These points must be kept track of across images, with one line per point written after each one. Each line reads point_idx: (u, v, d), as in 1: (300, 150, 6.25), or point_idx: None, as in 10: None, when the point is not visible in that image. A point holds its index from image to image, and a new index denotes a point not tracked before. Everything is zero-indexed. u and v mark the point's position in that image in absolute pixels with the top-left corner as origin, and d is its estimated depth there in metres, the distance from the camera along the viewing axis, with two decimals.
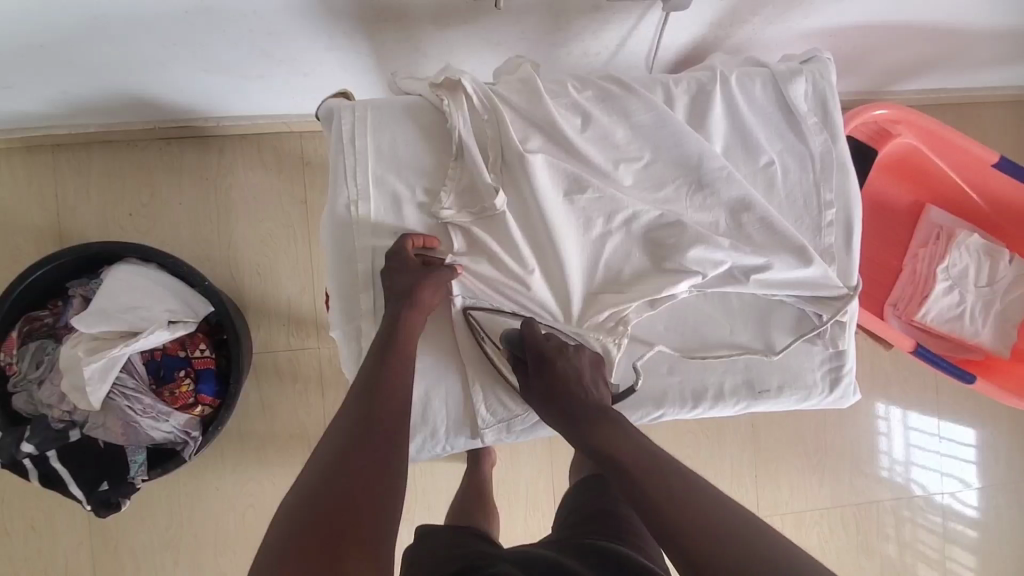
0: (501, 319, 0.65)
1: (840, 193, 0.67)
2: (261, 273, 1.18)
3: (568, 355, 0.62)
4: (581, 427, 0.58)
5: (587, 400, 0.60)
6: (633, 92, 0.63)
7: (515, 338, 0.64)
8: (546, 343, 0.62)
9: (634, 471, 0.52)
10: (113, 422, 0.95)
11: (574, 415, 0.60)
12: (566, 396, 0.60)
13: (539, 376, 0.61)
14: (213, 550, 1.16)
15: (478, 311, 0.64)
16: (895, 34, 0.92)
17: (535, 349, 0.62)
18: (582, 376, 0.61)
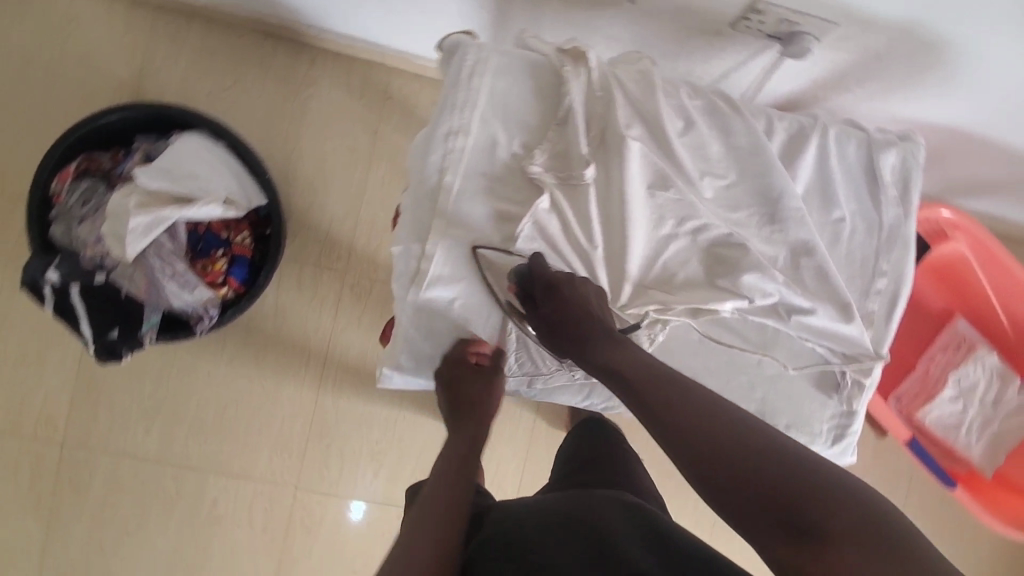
0: (508, 259, 0.66)
1: (896, 266, 0.70)
2: (313, 186, 1.20)
3: (575, 284, 0.62)
4: (589, 350, 0.60)
5: (595, 324, 0.61)
6: (739, 114, 0.67)
7: (524, 273, 0.64)
8: (555, 275, 0.63)
9: (648, 387, 0.54)
10: (140, 277, 0.96)
11: (579, 338, 0.61)
12: (575, 324, 0.61)
13: (549, 307, 0.62)
14: (187, 428, 1.19)
15: (488, 251, 0.66)
16: (978, 148, 0.96)
17: (542, 279, 0.62)
18: (592, 304, 0.62)
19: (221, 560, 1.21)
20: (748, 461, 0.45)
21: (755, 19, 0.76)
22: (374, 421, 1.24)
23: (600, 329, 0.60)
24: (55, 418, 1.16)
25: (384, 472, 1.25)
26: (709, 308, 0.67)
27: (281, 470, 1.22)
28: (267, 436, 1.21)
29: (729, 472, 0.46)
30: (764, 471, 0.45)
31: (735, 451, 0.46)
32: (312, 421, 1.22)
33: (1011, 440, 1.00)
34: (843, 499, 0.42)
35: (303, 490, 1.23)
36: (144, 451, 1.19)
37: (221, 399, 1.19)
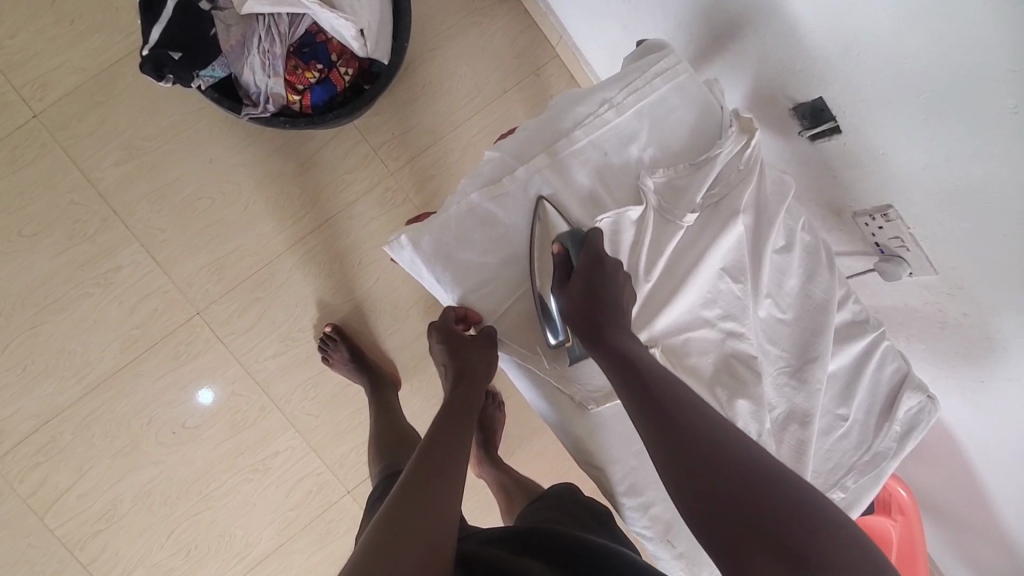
0: (561, 223, 0.64)
1: (857, 490, 0.71)
2: (425, 88, 1.21)
3: (619, 271, 0.60)
4: (606, 336, 0.58)
5: (619, 314, 0.59)
6: (831, 270, 0.68)
7: (578, 239, 0.62)
8: (604, 254, 0.60)
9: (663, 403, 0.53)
10: (236, 33, 0.93)
11: (601, 326, 0.59)
12: (603, 307, 0.59)
13: (585, 278, 0.59)
14: (151, 188, 1.12)
15: (552, 203, 0.64)
16: (955, 468, 0.99)
17: (591, 251, 0.60)
18: (626, 296, 0.60)
19: (76, 321, 1.10)
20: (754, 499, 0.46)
21: (877, 221, 0.80)
22: (310, 311, 1.18)
23: (621, 321, 0.59)
24: (50, 88, 1.08)
25: (281, 358, 1.17)
26: None
27: (198, 288, 1.14)
28: (213, 249, 1.14)
29: (716, 482, 0.48)
30: (748, 483, 0.47)
31: (724, 459, 0.49)
32: (259, 268, 1.16)
33: None
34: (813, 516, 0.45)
35: (202, 319, 1.14)
36: (97, 177, 1.10)
37: (205, 185, 1.14)
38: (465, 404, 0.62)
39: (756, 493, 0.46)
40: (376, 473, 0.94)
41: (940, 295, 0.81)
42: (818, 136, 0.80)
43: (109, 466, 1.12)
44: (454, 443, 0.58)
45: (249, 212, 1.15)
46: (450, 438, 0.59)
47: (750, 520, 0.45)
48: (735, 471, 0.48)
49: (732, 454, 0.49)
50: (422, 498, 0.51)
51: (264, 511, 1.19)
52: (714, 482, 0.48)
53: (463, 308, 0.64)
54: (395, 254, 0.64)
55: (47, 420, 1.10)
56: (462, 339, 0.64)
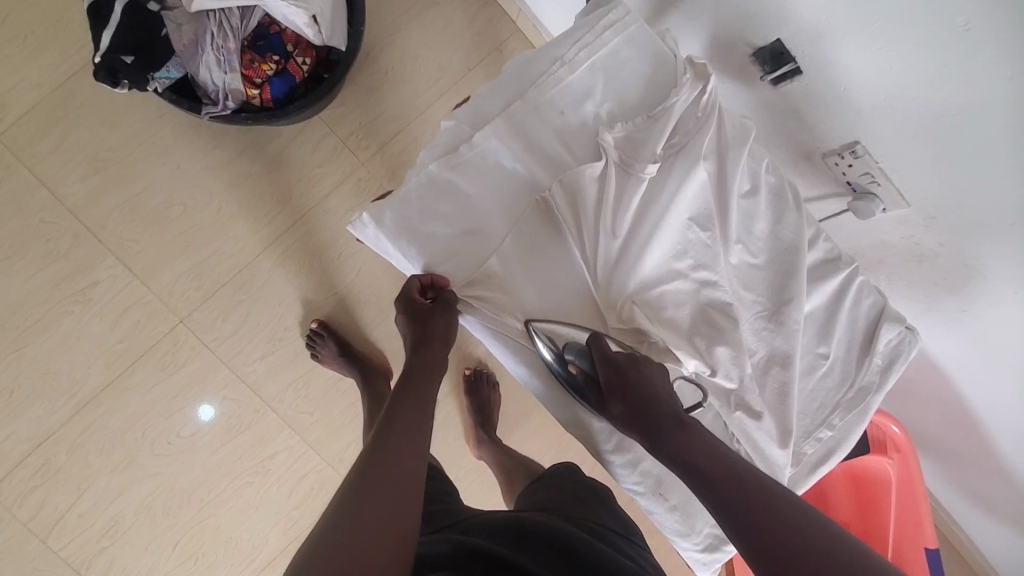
0: (566, 330, 0.63)
1: (844, 427, 0.71)
2: (388, 74, 1.19)
3: (642, 367, 0.60)
4: (661, 440, 0.57)
5: (666, 413, 0.58)
6: (798, 210, 0.69)
7: (583, 349, 0.62)
8: (619, 357, 0.60)
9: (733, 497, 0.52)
10: (188, 32, 0.91)
11: (650, 428, 0.58)
12: (643, 409, 0.58)
13: (615, 393, 0.59)
14: (121, 200, 1.11)
15: (541, 322, 0.63)
16: (945, 400, 0.99)
17: (609, 361, 0.60)
18: (662, 390, 0.59)
19: (59, 341, 1.09)
20: None
21: (847, 159, 0.80)
22: (294, 309, 1.18)
23: (670, 420, 0.58)
24: (8, 108, 1.07)
25: (270, 359, 1.17)
26: (673, 355, 0.66)
27: (179, 296, 1.13)
28: (190, 256, 1.13)
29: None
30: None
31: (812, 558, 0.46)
32: (239, 271, 1.15)
33: None
34: None
35: (186, 327, 1.14)
36: (65, 194, 1.08)
37: (175, 193, 1.13)
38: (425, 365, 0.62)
39: None
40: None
41: (915, 227, 0.81)
42: (781, 78, 0.79)
43: (107, 482, 1.12)
44: (419, 410, 0.58)
45: (222, 215, 1.15)
46: (412, 415, 0.58)
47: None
48: (807, 561, 0.46)
49: (825, 557, 0.46)
50: (377, 484, 0.50)
51: (269, 513, 1.19)
52: None
53: (423, 275, 0.63)
54: (357, 233, 0.63)
55: (40, 442, 1.09)
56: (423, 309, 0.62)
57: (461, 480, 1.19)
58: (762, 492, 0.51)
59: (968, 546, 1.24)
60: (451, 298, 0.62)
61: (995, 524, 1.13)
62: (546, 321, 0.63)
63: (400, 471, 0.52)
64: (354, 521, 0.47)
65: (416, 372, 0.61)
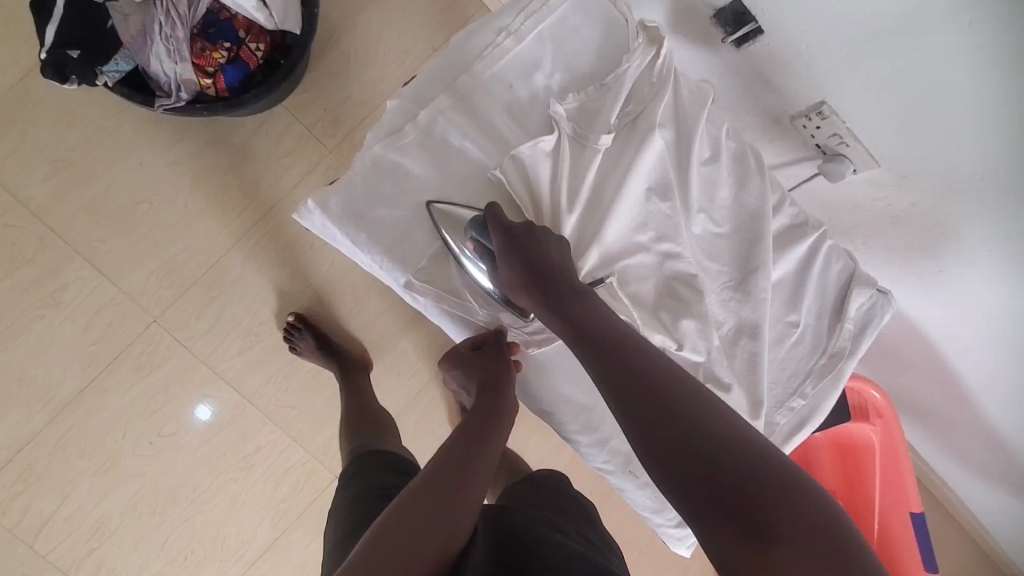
0: (465, 211, 0.61)
1: (817, 395, 0.70)
2: (350, 58, 1.16)
3: (538, 236, 0.57)
4: (554, 308, 0.55)
5: (562, 284, 0.55)
6: (762, 174, 0.67)
7: (481, 221, 0.59)
8: (513, 225, 0.57)
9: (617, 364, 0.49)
10: (135, 22, 0.88)
11: (545, 298, 0.56)
12: (538, 278, 0.55)
13: (508, 259, 0.56)
14: (85, 200, 1.09)
15: (441, 205, 0.61)
16: (926, 363, 0.98)
17: (502, 229, 0.57)
18: (559, 260, 0.57)
19: (32, 346, 1.07)
20: (711, 455, 0.41)
21: (814, 121, 0.77)
22: (268, 302, 1.16)
23: (565, 289, 0.55)
24: None
25: (248, 354, 1.16)
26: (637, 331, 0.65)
27: (151, 295, 1.12)
28: (159, 253, 1.12)
29: (667, 434, 0.43)
30: (701, 436, 0.42)
31: (678, 412, 0.44)
32: (210, 267, 1.13)
33: None
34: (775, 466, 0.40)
35: (160, 326, 1.12)
36: (26, 197, 1.06)
37: (140, 190, 1.11)
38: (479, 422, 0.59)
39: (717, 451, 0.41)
40: (348, 450, 0.89)
41: (887, 189, 0.79)
42: (743, 41, 0.76)
43: (91, 484, 1.11)
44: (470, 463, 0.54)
45: (189, 210, 1.13)
46: (463, 467, 0.54)
47: (707, 477, 0.40)
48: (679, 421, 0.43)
49: (699, 420, 0.43)
50: (424, 509, 0.49)
51: (256, 507, 1.19)
52: (670, 443, 0.43)
53: (474, 335, 0.67)
54: (305, 219, 0.60)
55: (19, 449, 1.08)
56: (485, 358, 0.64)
57: None
58: (648, 359, 0.49)
59: (956, 507, 1.24)
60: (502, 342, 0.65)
61: (983, 485, 1.13)
62: (446, 202, 0.62)
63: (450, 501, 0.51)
64: (396, 546, 0.46)
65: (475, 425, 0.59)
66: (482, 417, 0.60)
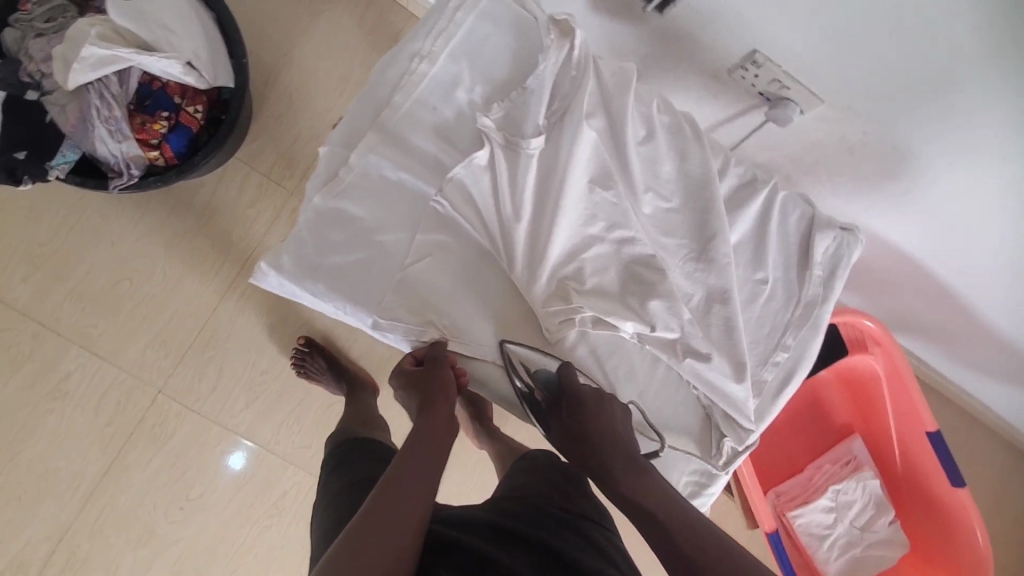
0: (540, 359, 0.67)
1: (800, 345, 0.70)
2: (291, 97, 1.16)
3: (604, 402, 0.63)
4: (609, 478, 0.58)
5: (619, 455, 0.59)
6: (700, 143, 0.66)
7: (553, 378, 0.66)
8: (582, 389, 0.63)
9: (662, 520, 0.53)
10: (72, 110, 0.90)
11: (602, 464, 0.59)
12: (598, 443, 0.60)
13: (572, 419, 0.62)
14: (67, 290, 1.11)
15: (514, 345, 0.67)
16: (919, 281, 0.98)
17: (570, 389, 0.63)
18: (617, 431, 0.61)
19: (50, 439, 1.11)
20: None
21: (751, 71, 0.77)
22: (265, 350, 1.18)
23: (622, 460, 0.59)
24: None
25: (256, 405, 1.19)
26: (610, 321, 0.66)
27: (152, 367, 1.14)
28: (150, 326, 1.14)
29: None
30: None
31: None
32: (201, 328, 1.16)
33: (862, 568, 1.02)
34: None
35: (167, 395, 1.15)
36: (13, 298, 1.09)
37: (117, 269, 1.13)
38: (434, 428, 0.57)
39: None
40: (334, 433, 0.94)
41: (837, 124, 0.78)
42: (662, 5, 0.74)
43: (136, 557, 1.15)
44: (420, 470, 0.52)
45: (168, 281, 1.14)
46: (411, 475, 0.51)
47: None
48: None
49: None
50: (377, 520, 0.46)
51: (297, 547, 1.22)
52: None
53: (416, 350, 0.65)
54: (263, 280, 0.61)
55: (62, 536, 1.12)
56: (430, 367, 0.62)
57: (472, 474, 1.18)
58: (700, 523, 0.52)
59: (979, 412, 1.24)
60: (440, 351, 0.64)
61: (1002, 386, 1.12)
62: (519, 345, 0.67)
63: (403, 514, 0.48)
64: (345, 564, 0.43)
65: (425, 429, 0.57)
66: (429, 429, 0.57)
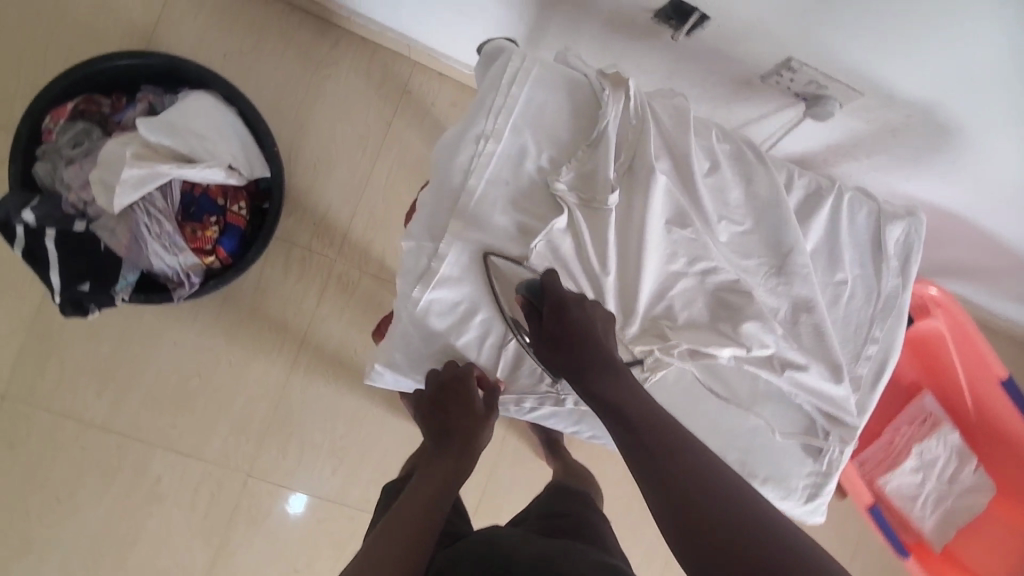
0: (522, 270, 0.64)
1: (887, 335, 0.72)
2: (316, 166, 1.17)
3: (584, 306, 0.61)
4: (584, 379, 0.60)
5: (599, 358, 0.60)
6: (764, 164, 0.68)
7: (536, 286, 0.62)
8: (567, 296, 0.61)
9: (639, 431, 0.55)
10: (123, 232, 0.91)
11: (580, 364, 0.60)
12: (579, 350, 0.61)
13: (552, 325, 0.61)
14: (140, 398, 1.13)
15: (498, 257, 0.64)
16: (966, 233, 1.00)
17: (557, 299, 0.61)
18: (592, 334, 0.61)
19: (154, 542, 1.14)
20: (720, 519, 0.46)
21: (787, 75, 0.78)
22: (339, 417, 1.20)
23: (600, 366, 0.60)
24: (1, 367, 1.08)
25: (341, 471, 1.21)
26: (708, 350, 0.67)
27: (236, 454, 1.16)
28: (225, 416, 1.16)
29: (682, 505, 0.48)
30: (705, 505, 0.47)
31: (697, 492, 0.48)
32: (274, 407, 1.18)
33: (957, 518, 1.07)
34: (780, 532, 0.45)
35: (255, 478, 1.17)
36: (90, 417, 1.11)
37: (182, 368, 1.14)
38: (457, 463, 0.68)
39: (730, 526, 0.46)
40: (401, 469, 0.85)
41: (876, 109, 0.79)
42: (691, 28, 0.75)
43: None
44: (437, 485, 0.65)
45: (233, 369, 1.16)
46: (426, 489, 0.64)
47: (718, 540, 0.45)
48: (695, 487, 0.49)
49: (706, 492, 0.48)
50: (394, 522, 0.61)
51: None
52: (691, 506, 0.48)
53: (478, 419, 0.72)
54: (376, 380, 0.69)
55: None
56: (472, 400, 0.67)
57: None
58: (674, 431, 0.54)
59: None
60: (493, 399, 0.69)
61: None
62: (503, 256, 0.64)
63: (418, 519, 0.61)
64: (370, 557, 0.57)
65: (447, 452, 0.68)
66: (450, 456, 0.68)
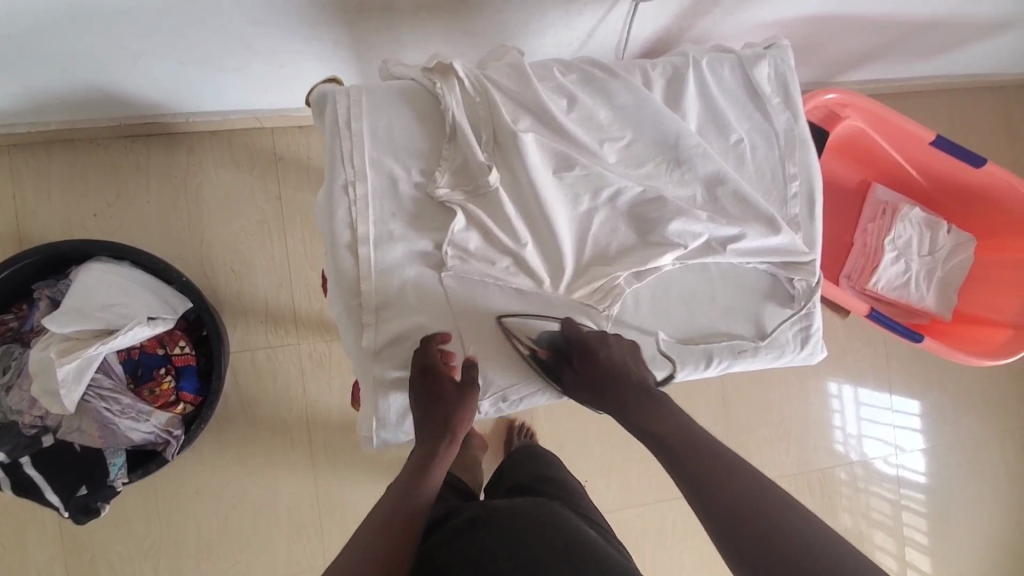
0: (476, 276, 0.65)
1: (803, 166, 0.73)
2: (236, 270, 1.15)
3: (609, 343, 0.68)
4: (623, 407, 0.67)
5: (633, 385, 0.67)
6: (614, 75, 0.68)
7: (557, 335, 0.69)
8: (590, 338, 0.68)
9: (680, 445, 0.60)
10: (90, 425, 0.91)
11: (619, 397, 0.67)
12: (616, 380, 0.67)
13: (585, 369, 0.68)
14: (195, 556, 1.13)
15: (513, 318, 0.67)
16: (839, 27, 1.00)
17: (580, 343, 0.68)
18: (624, 367, 0.68)
19: None
20: (755, 510, 0.51)
21: None
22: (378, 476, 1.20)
23: (637, 391, 0.67)
24: None
25: None
26: (650, 266, 0.69)
27: (304, 556, 1.17)
28: (277, 530, 1.16)
29: (728, 501, 0.53)
30: (748, 500, 0.52)
31: (734, 492, 0.53)
32: (317, 499, 1.18)
33: (954, 281, 1.09)
34: (800, 526, 0.49)
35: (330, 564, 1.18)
36: None
37: (217, 510, 1.14)
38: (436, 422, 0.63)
39: (762, 516, 0.51)
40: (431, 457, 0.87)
41: None
42: None
43: None
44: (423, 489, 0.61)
45: (261, 487, 1.16)
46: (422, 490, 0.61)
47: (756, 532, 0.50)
48: (735, 491, 0.54)
49: (746, 489, 0.53)
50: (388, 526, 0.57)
51: None
52: (732, 502, 0.53)
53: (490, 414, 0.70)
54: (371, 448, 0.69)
55: None
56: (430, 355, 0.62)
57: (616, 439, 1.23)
58: (714, 447, 0.59)
59: (946, 82, 1.30)
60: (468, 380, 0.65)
61: (952, 53, 1.18)
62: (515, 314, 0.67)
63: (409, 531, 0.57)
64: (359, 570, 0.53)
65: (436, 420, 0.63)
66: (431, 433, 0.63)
